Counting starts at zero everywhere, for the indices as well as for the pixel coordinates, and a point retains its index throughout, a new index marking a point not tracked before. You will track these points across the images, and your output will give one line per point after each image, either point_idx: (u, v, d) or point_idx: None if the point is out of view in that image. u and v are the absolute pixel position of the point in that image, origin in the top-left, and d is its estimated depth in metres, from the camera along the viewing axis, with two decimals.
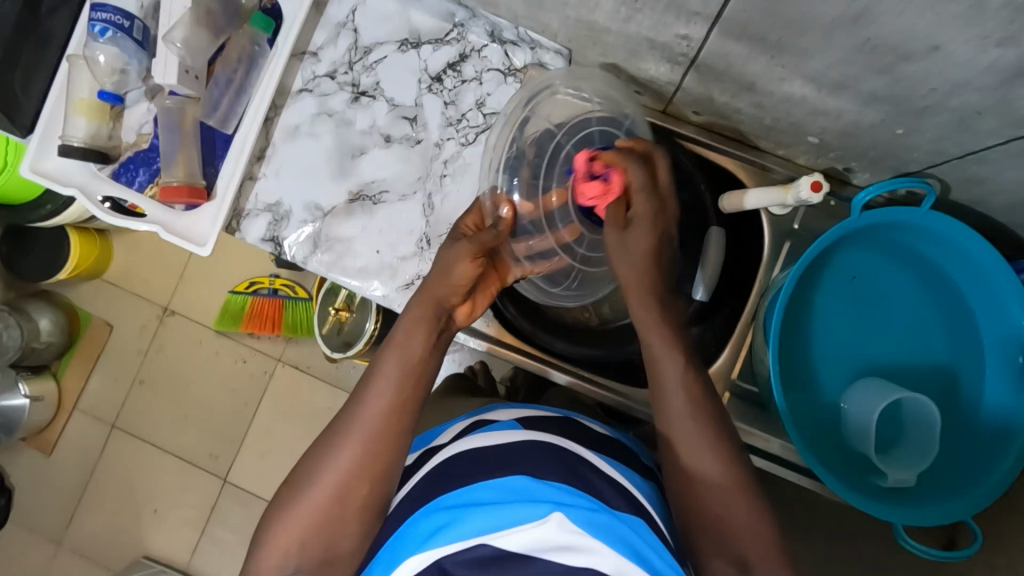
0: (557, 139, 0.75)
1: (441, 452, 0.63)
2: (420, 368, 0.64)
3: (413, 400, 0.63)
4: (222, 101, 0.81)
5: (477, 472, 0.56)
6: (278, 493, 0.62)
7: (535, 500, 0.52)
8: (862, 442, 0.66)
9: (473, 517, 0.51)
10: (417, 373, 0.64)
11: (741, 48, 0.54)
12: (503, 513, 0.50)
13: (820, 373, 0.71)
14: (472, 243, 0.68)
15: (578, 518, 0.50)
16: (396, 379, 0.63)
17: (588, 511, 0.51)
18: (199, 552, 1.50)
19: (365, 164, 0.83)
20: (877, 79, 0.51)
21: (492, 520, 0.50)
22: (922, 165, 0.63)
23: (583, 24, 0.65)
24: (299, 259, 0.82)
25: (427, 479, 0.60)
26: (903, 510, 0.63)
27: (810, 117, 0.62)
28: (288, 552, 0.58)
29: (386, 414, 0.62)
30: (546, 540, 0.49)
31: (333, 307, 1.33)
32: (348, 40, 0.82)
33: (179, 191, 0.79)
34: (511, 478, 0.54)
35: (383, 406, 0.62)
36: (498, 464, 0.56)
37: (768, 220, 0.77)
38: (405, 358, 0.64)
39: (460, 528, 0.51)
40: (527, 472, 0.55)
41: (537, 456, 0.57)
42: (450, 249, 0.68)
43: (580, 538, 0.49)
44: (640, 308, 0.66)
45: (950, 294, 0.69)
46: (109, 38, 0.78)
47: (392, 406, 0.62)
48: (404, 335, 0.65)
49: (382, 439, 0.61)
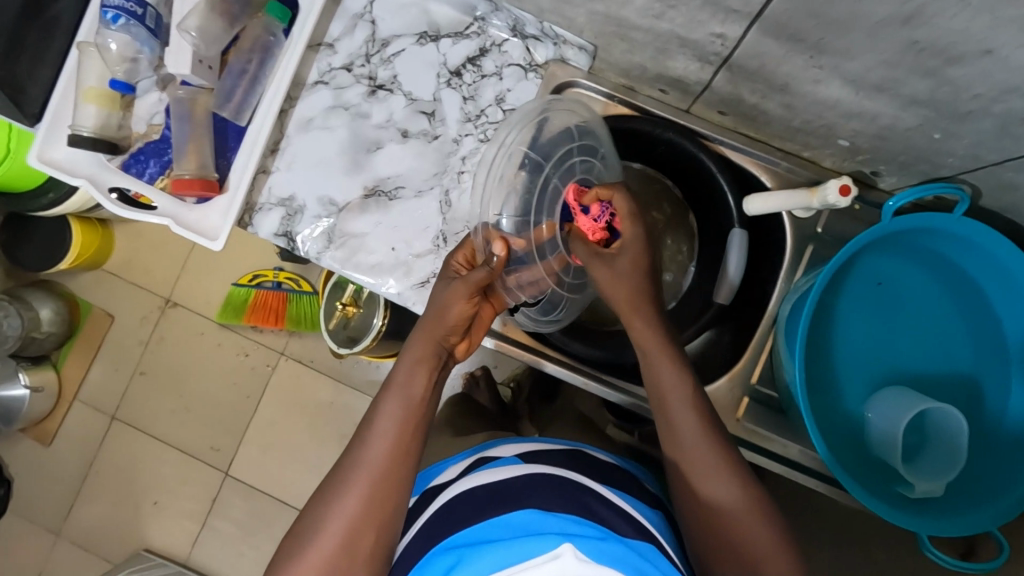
0: (545, 172, 0.72)
1: (447, 490, 0.63)
2: (422, 409, 0.63)
3: (415, 441, 0.61)
4: (235, 92, 0.80)
5: (483, 510, 0.56)
6: (281, 546, 0.58)
7: (542, 533, 0.52)
8: (887, 451, 0.65)
9: (482, 555, 0.51)
10: (420, 412, 0.62)
11: (779, 48, 0.53)
12: (511, 550, 0.51)
13: (843, 380, 0.70)
14: (467, 283, 0.65)
15: (590, 550, 0.50)
16: (400, 419, 0.61)
17: (598, 540, 0.52)
18: (199, 545, 1.49)
19: (381, 159, 0.81)
20: (921, 82, 0.50)
21: (503, 557, 0.50)
22: (955, 171, 0.62)
23: (612, 20, 0.63)
24: (312, 255, 0.81)
25: (436, 517, 0.59)
26: (926, 521, 0.62)
27: (843, 119, 0.60)
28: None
29: (389, 457, 0.60)
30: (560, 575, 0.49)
31: (340, 302, 1.31)
32: (365, 32, 0.80)
33: (191, 184, 0.77)
34: (517, 513, 0.55)
35: (386, 449, 0.60)
36: (503, 501, 0.57)
37: (790, 223, 0.76)
38: (407, 398, 0.62)
39: (473, 566, 0.51)
40: (533, 506, 0.55)
41: (543, 491, 0.58)
42: (445, 289, 0.67)
43: (593, 569, 0.49)
44: (645, 337, 0.63)
45: (975, 300, 0.68)
46: (121, 26, 0.76)
47: (394, 449, 0.60)
48: (404, 377, 0.63)
49: (388, 480, 0.59)
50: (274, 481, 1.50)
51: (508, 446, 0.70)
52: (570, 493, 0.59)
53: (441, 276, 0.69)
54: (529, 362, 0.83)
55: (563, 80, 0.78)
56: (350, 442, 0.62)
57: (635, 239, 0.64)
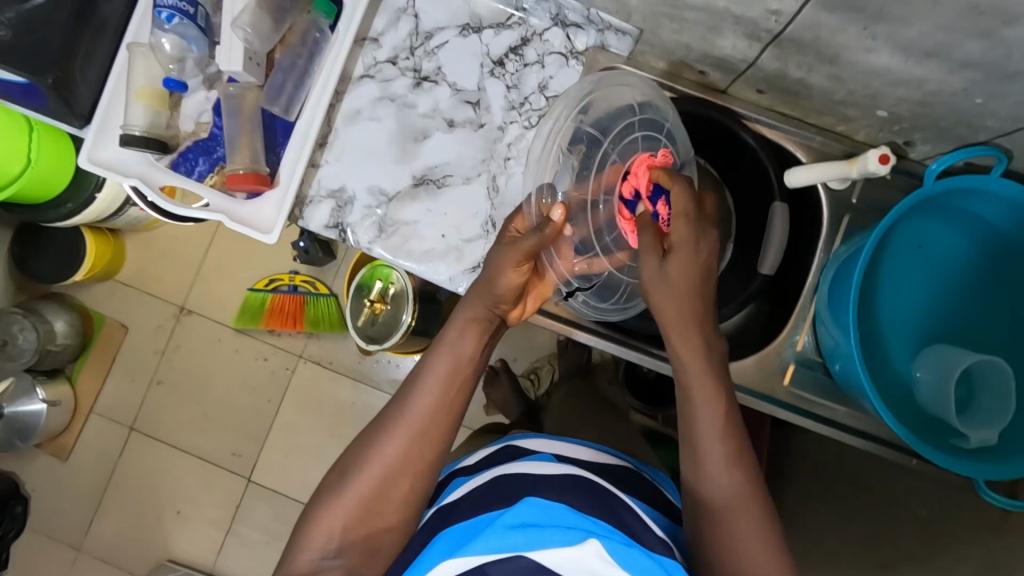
0: (603, 147, 0.72)
1: (487, 472, 0.65)
2: (467, 368, 0.66)
3: (456, 402, 0.65)
4: (285, 87, 0.81)
5: (516, 496, 0.58)
6: (324, 479, 0.65)
7: (569, 526, 0.54)
8: (938, 405, 0.69)
9: (507, 533, 0.53)
10: (465, 374, 0.66)
11: (835, 19, 0.56)
12: (536, 535, 0.53)
13: (889, 342, 0.74)
14: (516, 250, 0.65)
15: (614, 552, 0.52)
16: (444, 378, 0.64)
17: (624, 544, 0.53)
18: (225, 552, 1.49)
19: (429, 148, 0.83)
20: (975, 45, 0.53)
21: (533, 537, 0.53)
22: (992, 134, 0.66)
23: (666, 2, 0.66)
24: (364, 244, 0.83)
25: (474, 493, 0.62)
26: (987, 465, 0.65)
27: (889, 88, 0.64)
28: (331, 536, 0.61)
29: (430, 414, 0.63)
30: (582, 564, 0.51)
31: (367, 299, 1.32)
32: (409, 25, 0.82)
33: (245, 178, 0.79)
34: (551, 504, 0.56)
35: (429, 405, 0.63)
36: (538, 489, 0.59)
37: (826, 195, 0.79)
38: (455, 359, 0.65)
39: (495, 536, 0.53)
40: (567, 501, 0.57)
41: (582, 487, 0.59)
42: (495, 255, 0.67)
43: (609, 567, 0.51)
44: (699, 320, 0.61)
45: (1013, 258, 0.71)
46: (174, 25, 0.78)
47: (437, 406, 0.64)
48: (456, 338, 0.66)
49: (427, 438, 0.63)
50: (298, 484, 1.50)
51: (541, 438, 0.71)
52: (603, 493, 0.60)
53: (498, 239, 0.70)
54: (560, 332, 0.84)
55: (603, 66, 0.81)
56: (398, 392, 0.67)
57: (686, 238, 0.61)
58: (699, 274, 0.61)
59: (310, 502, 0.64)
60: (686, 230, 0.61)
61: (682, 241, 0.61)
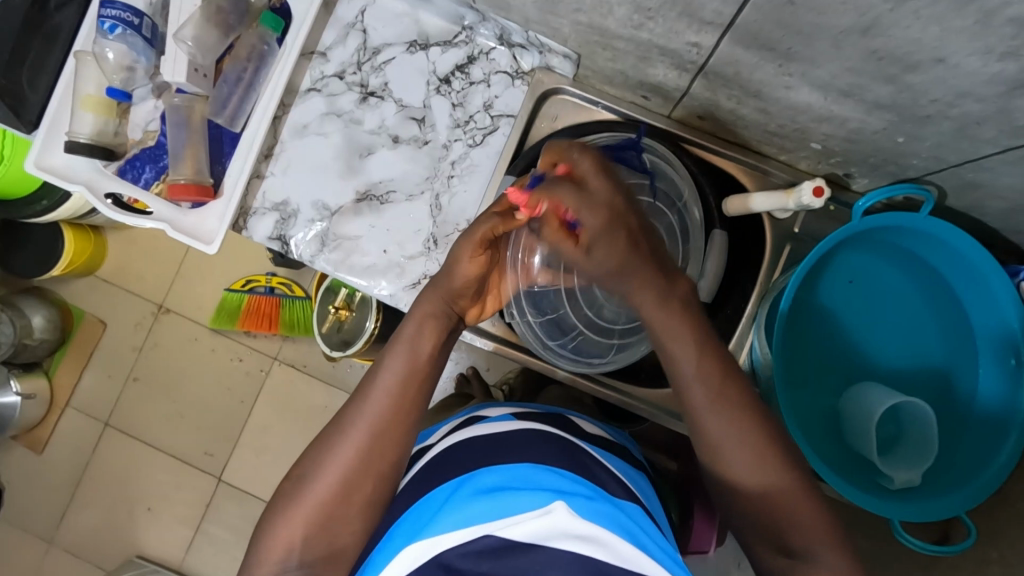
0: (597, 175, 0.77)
1: (438, 445, 0.68)
2: (426, 367, 0.66)
3: (416, 403, 0.65)
4: (231, 99, 0.82)
5: (480, 463, 0.60)
6: (280, 489, 0.63)
7: (538, 488, 0.55)
8: (863, 443, 0.68)
9: (478, 503, 0.54)
10: (423, 372, 0.66)
11: (750, 56, 0.56)
12: (505, 500, 0.53)
13: (820, 374, 0.73)
14: (475, 241, 0.66)
15: (580, 506, 0.53)
16: (401, 376, 0.64)
17: (590, 502, 0.54)
18: (192, 550, 1.50)
19: (373, 164, 0.83)
20: (883, 88, 0.53)
21: (497, 508, 0.53)
22: (921, 172, 0.65)
23: (594, 29, 0.66)
24: (306, 257, 0.83)
25: (425, 471, 0.64)
26: (903, 506, 0.65)
27: (815, 123, 0.63)
28: (291, 546, 0.59)
29: (391, 411, 0.63)
30: (553, 528, 0.51)
31: (333, 306, 1.32)
32: (357, 40, 0.83)
33: (187, 189, 0.80)
34: (515, 466, 0.58)
35: (387, 403, 0.63)
36: (500, 455, 0.61)
37: (768, 223, 0.79)
38: (413, 356, 0.65)
39: (461, 511, 0.54)
40: (531, 461, 0.59)
41: (538, 447, 0.62)
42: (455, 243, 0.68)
43: (582, 525, 0.51)
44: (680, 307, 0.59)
45: (947, 294, 0.71)
46: (118, 35, 0.78)
47: (398, 403, 0.64)
48: (412, 334, 0.66)
49: (384, 439, 0.62)
50: (268, 485, 1.50)
51: (500, 408, 0.75)
52: (569, 452, 0.64)
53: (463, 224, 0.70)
54: (527, 362, 0.85)
55: (548, 87, 0.81)
56: (356, 390, 0.66)
57: (596, 230, 0.56)
58: (639, 246, 0.57)
59: (266, 515, 0.62)
60: (596, 217, 0.56)
61: (595, 233, 0.56)
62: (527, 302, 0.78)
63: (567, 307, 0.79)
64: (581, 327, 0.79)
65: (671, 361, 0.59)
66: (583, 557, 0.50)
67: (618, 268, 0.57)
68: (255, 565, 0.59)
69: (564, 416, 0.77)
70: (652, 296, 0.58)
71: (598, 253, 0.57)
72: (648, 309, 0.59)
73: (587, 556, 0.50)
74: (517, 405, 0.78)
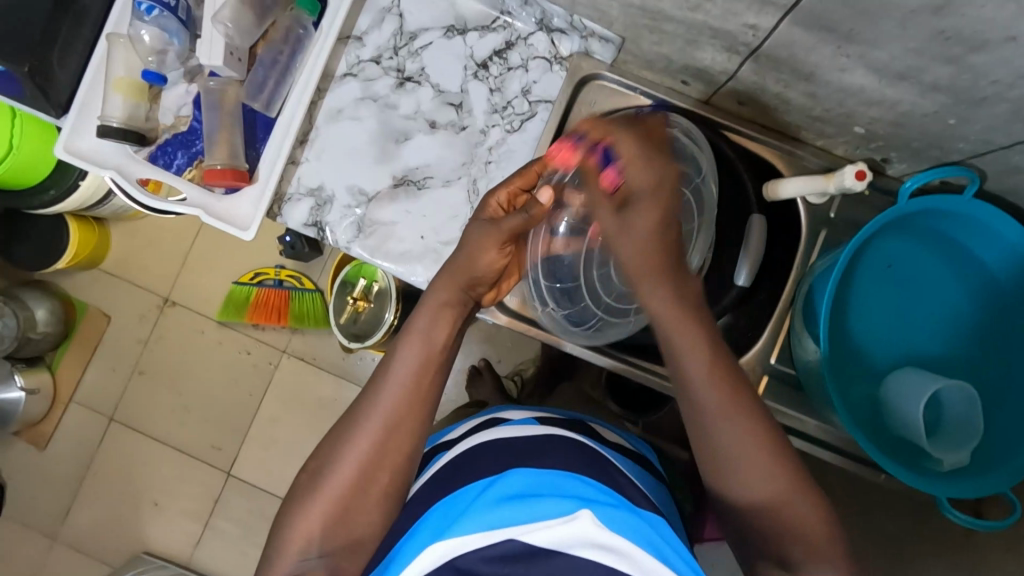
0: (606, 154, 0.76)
1: (464, 443, 0.68)
2: (441, 356, 0.64)
3: (431, 394, 0.62)
4: (266, 84, 0.82)
5: (506, 465, 0.61)
6: (297, 479, 0.62)
7: (565, 495, 0.56)
8: (909, 427, 0.69)
9: (501, 507, 0.55)
10: (438, 360, 0.63)
11: (810, 37, 0.57)
12: (531, 506, 0.55)
13: (859, 359, 0.74)
14: (501, 231, 0.66)
15: (605, 516, 0.54)
16: (417, 366, 0.62)
17: (610, 509, 0.56)
18: (201, 545, 1.48)
19: (410, 149, 0.83)
20: (944, 69, 0.54)
21: (523, 513, 0.54)
22: (965, 155, 0.67)
23: (646, 12, 0.66)
24: (342, 243, 0.82)
25: (449, 470, 0.64)
26: (946, 484, 0.67)
27: (863, 106, 0.65)
28: (311, 538, 0.58)
29: (405, 404, 0.61)
30: (576, 535, 0.52)
31: (351, 297, 1.30)
32: (393, 25, 0.82)
33: (224, 174, 0.79)
34: (542, 471, 0.60)
35: (402, 395, 0.61)
36: (529, 457, 0.62)
37: (804, 208, 0.80)
38: (428, 346, 0.63)
39: (487, 516, 0.55)
40: (558, 467, 0.60)
41: (565, 453, 0.63)
42: (474, 232, 0.67)
43: (604, 532, 0.53)
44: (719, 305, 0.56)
45: (982, 277, 0.72)
46: (154, 17, 0.78)
47: (412, 396, 0.61)
48: (427, 325, 0.63)
49: (402, 433, 0.60)
50: (279, 478, 1.49)
51: (519, 411, 0.75)
52: (590, 458, 0.64)
53: (476, 215, 0.69)
54: (546, 340, 0.84)
55: (587, 72, 0.80)
56: (367, 383, 0.63)
57: (646, 184, 0.56)
58: (669, 232, 0.56)
59: (285, 504, 0.61)
60: (646, 176, 0.56)
61: (644, 189, 0.56)
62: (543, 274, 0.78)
63: (581, 277, 0.78)
64: (599, 313, 0.79)
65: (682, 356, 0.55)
66: (603, 566, 0.51)
67: (662, 229, 0.55)
68: (274, 557, 0.58)
69: (582, 421, 0.77)
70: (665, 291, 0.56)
71: (631, 216, 0.56)
72: (663, 308, 0.55)
73: (606, 565, 0.51)
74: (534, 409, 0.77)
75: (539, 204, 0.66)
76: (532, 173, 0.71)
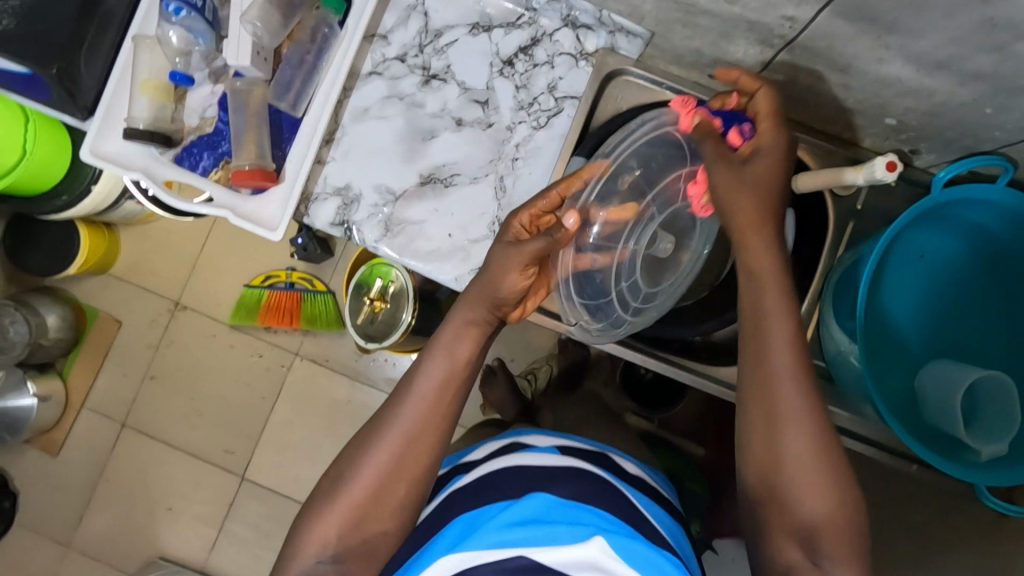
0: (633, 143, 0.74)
1: (485, 463, 0.67)
2: (464, 371, 0.63)
3: (452, 410, 0.63)
4: (293, 83, 0.81)
5: (522, 487, 0.62)
6: (317, 486, 0.62)
7: (577, 521, 0.58)
8: (946, 417, 0.69)
9: (514, 530, 0.57)
10: (461, 376, 0.63)
11: (850, 29, 0.57)
12: (542, 530, 0.57)
13: (893, 350, 0.74)
14: (524, 254, 0.63)
15: (618, 547, 0.56)
16: (441, 380, 0.62)
17: (623, 539, 0.57)
18: (216, 550, 1.48)
19: (437, 147, 0.83)
20: (986, 57, 0.54)
21: (536, 533, 0.57)
22: (997, 145, 0.67)
23: (680, 6, 0.66)
24: (369, 242, 0.82)
25: (471, 485, 0.64)
26: (985, 473, 0.67)
27: (898, 97, 0.65)
28: (327, 541, 0.59)
29: (428, 417, 0.61)
30: (584, 558, 0.55)
31: (368, 297, 1.31)
32: (418, 23, 0.82)
33: (251, 174, 0.78)
34: (557, 498, 0.60)
35: (425, 409, 0.61)
36: (545, 481, 0.62)
37: (831, 203, 0.80)
38: (452, 361, 0.63)
39: (502, 534, 0.57)
40: (572, 495, 0.61)
41: (583, 482, 0.63)
42: (498, 254, 0.65)
43: (615, 564, 0.55)
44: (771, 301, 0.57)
45: (1012, 267, 0.73)
46: (181, 18, 0.77)
47: (435, 410, 0.61)
48: (449, 341, 0.63)
49: (423, 445, 0.61)
50: (293, 481, 1.48)
51: (541, 434, 0.73)
52: (609, 491, 0.63)
53: (498, 237, 0.67)
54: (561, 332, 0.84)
55: (613, 68, 0.80)
56: (393, 392, 0.64)
57: (774, 144, 0.61)
58: (791, 159, 0.62)
59: (304, 507, 0.62)
60: (778, 136, 0.61)
61: (771, 142, 0.61)
62: (573, 287, 0.74)
63: (613, 292, 0.74)
64: (626, 316, 0.73)
65: (765, 335, 0.57)
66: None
67: (767, 183, 0.60)
68: (291, 560, 0.59)
69: (604, 452, 0.73)
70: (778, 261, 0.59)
71: (749, 170, 0.60)
72: (754, 254, 0.59)
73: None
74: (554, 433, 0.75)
75: (562, 228, 0.64)
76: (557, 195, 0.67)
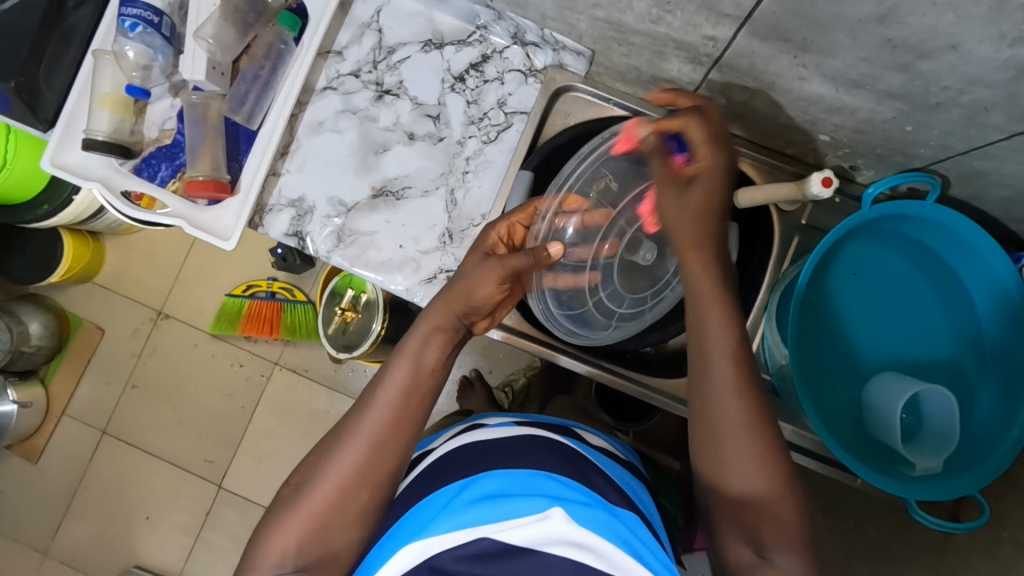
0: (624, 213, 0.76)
1: (441, 450, 0.66)
2: (428, 380, 0.62)
3: (417, 418, 0.61)
4: (248, 97, 0.84)
5: (479, 468, 0.60)
6: (277, 496, 0.60)
7: (538, 493, 0.55)
8: (884, 434, 0.70)
9: (473, 509, 0.54)
10: (426, 386, 0.62)
11: (767, 48, 0.60)
12: (502, 506, 0.54)
13: (832, 366, 0.76)
14: (502, 266, 0.64)
15: (581, 516, 0.53)
16: (405, 387, 0.61)
17: (585, 508, 0.54)
18: (192, 559, 1.41)
19: (389, 160, 0.84)
20: (896, 76, 0.56)
21: (492, 513, 0.53)
22: (927, 161, 0.68)
23: (612, 25, 0.69)
24: (322, 253, 0.83)
25: (429, 469, 0.63)
26: (919, 487, 0.68)
27: (825, 114, 0.67)
28: (289, 559, 0.56)
29: (391, 423, 0.60)
30: (548, 534, 0.51)
31: (339, 307, 1.26)
32: (372, 40, 0.84)
33: (205, 185, 0.80)
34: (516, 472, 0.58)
35: (389, 417, 0.60)
36: (503, 459, 0.60)
37: (777, 216, 0.80)
38: (417, 368, 0.62)
39: (463, 515, 0.54)
40: (528, 468, 0.58)
41: (542, 452, 0.62)
42: (477, 267, 0.65)
43: (577, 531, 0.52)
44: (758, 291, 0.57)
45: (950, 281, 0.74)
46: (138, 34, 0.81)
47: (398, 416, 0.60)
48: (417, 346, 0.63)
49: (389, 439, 0.59)
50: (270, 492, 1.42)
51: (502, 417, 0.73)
52: (568, 457, 0.63)
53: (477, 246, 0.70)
54: (540, 354, 0.84)
55: (561, 84, 0.82)
56: (358, 400, 0.62)
57: (715, 167, 0.56)
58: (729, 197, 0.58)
59: (266, 513, 0.60)
60: (717, 158, 0.56)
61: (712, 167, 0.56)
62: (552, 299, 0.76)
63: (591, 302, 0.77)
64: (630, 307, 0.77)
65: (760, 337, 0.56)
66: (578, 563, 0.50)
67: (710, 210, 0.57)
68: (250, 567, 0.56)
69: (568, 426, 0.74)
70: (698, 270, 0.57)
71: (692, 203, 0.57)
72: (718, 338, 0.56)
73: (580, 563, 0.50)
74: (519, 414, 0.75)
75: (546, 252, 0.64)
76: (532, 208, 0.72)
